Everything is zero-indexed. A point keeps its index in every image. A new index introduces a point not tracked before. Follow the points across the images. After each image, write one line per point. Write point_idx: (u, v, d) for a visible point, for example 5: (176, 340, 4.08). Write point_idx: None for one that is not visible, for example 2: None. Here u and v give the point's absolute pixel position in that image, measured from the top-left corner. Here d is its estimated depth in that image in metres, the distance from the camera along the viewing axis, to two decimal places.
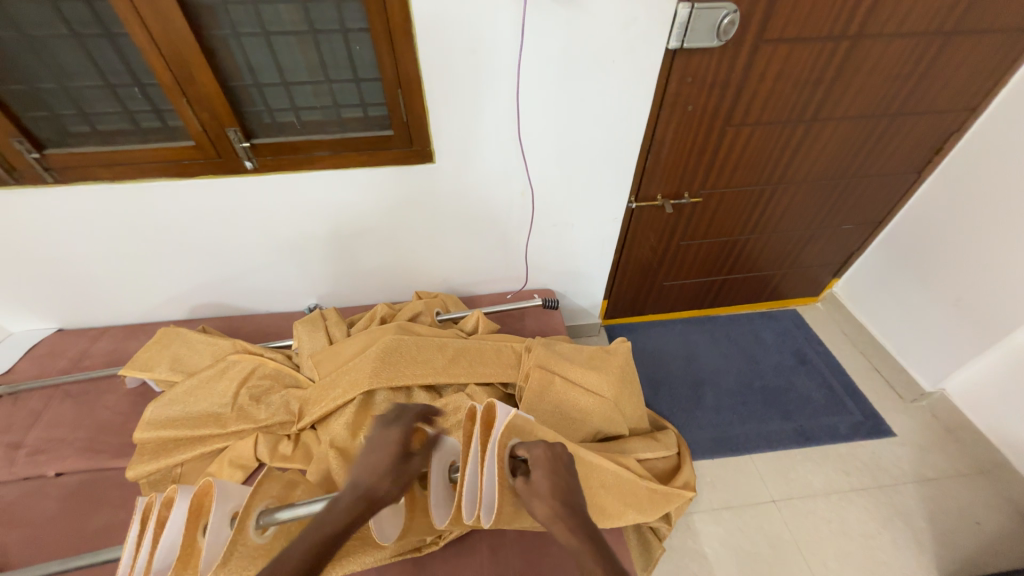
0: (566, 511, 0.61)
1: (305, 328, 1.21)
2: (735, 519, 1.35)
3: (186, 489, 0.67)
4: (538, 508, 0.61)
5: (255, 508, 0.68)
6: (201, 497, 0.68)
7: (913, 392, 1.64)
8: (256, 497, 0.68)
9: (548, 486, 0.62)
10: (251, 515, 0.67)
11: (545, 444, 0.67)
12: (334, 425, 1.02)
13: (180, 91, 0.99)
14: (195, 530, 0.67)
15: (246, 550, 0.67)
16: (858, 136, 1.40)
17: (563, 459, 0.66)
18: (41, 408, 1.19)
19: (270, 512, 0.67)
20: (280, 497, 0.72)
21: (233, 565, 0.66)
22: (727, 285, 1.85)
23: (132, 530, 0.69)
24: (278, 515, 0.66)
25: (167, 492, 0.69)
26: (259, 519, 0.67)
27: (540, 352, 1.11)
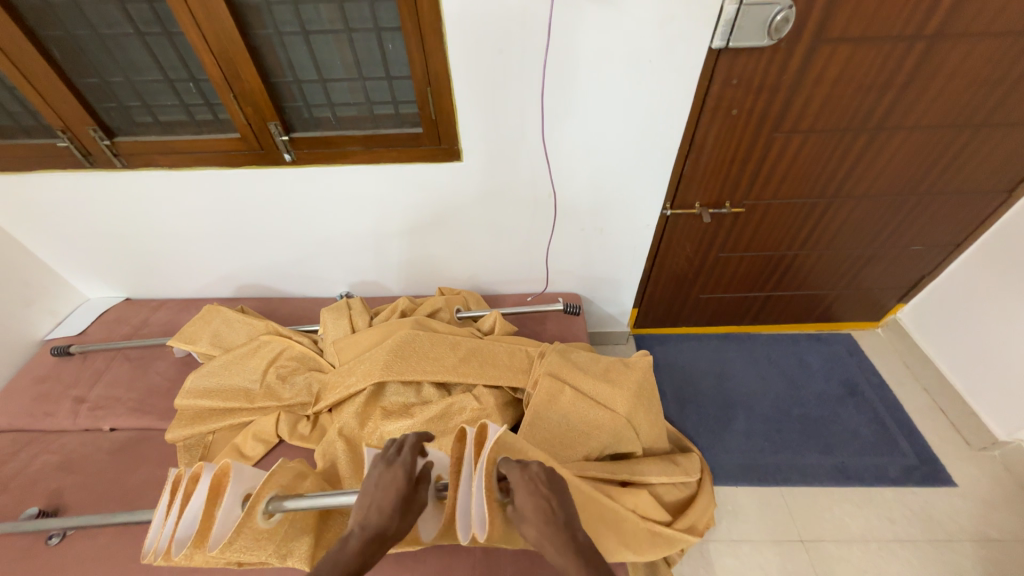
0: (552, 531, 0.59)
1: (330, 316, 1.27)
2: (755, 555, 1.26)
3: (209, 466, 0.70)
4: (528, 531, 0.61)
5: (266, 494, 0.72)
6: (221, 475, 0.71)
7: (983, 439, 1.45)
8: (267, 485, 0.72)
9: (533, 510, 0.60)
10: (260, 501, 0.71)
11: (522, 466, 0.64)
12: (346, 412, 1.06)
13: (228, 87, 1.06)
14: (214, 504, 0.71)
15: (252, 532, 0.71)
16: (935, 148, 1.24)
17: (541, 478, 0.62)
18: (104, 368, 1.34)
19: (279, 500, 0.71)
20: (288, 485, 0.77)
21: (238, 545, 0.70)
22: (771, 303, 1.72)
23: (162, 499, 0.73)
24: (286, 504, 0.70)
25: (194, 467, 0.73)
26: (268, 505, 0.71)
27: (553, 360, 1.09)
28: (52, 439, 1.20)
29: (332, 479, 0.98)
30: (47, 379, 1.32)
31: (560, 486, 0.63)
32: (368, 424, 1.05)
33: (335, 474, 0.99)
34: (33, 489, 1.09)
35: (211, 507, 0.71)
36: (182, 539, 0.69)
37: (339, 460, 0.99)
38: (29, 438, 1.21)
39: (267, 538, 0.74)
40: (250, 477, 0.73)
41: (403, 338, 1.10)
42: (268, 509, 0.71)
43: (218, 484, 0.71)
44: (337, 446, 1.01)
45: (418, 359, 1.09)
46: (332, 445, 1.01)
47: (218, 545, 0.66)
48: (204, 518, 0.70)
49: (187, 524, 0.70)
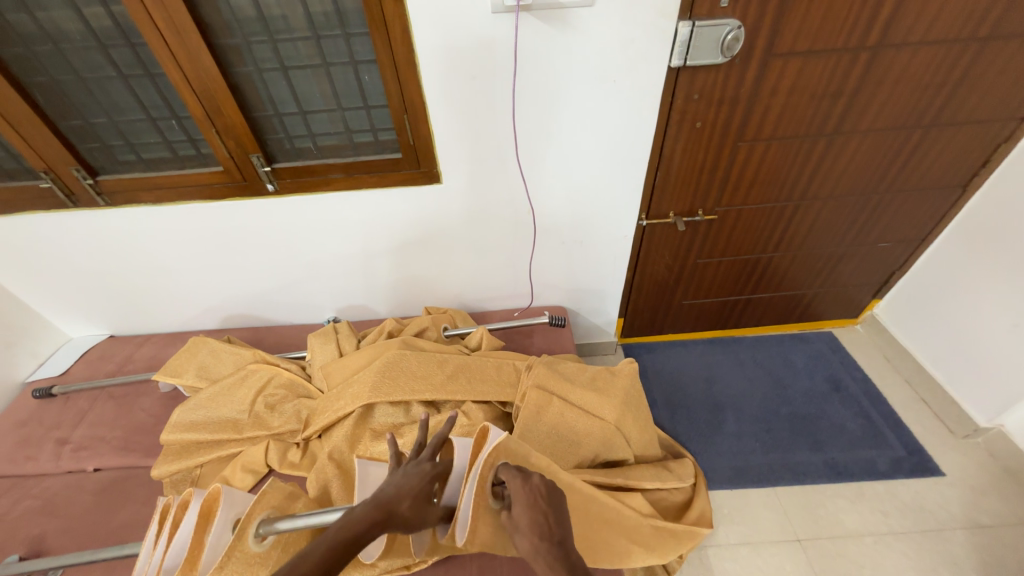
0: (545, 547, 0.56)
1: (317, 340, 1.27)
2: (754, 557, 1.26)
3: (200, 491, 0.72)
4: (521, 543, 0.58)
5: (257, 516, 0.71)
6: (210, 502, 0.72)
7: (965, 427, 1.48)
8: (257, 506, 0.71)
9: (528, 523, 0.58)
10: (252, 522, 0.69)
11: (523, 475, 0.63)
12: (335, 436, 1.06)
13: (210, 123, 1.09)
14: (202, 533, 0.71)
15: (242, 555, 0.70)
16: (890, 149, 1.31)
17: (542, 492, 0.60)
18: (87, 408, 1.32)
19: (270, 521, 0.70)
20: (280, 506, 0.75)
21: (229, 570, 0.69)
22: (753, 305, 1.76)
23: (149, 530, 0.74)
24: (277, 524, 0.68)
25: (182, 494, 0.74)
26: (259, 527, 0.70)
27: (540, 372, 1.11)
28: (34, 483, 1.17)
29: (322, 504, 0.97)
30: (28, 423, 1.29)
31: (560, 502, 0.61)
32: (357, 447, 1.05)
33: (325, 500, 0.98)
34: (13, 537, 1.06)
35: (200, 535, 0.71)
36: (170, 566, 0.70)
37: (329, 486, 0.99)
38: (10, 484, 1.18)
39: (259, 563, 0.72)
40: (241, 502, 0.74)
41: (390, 358, 1.11)
42: (260, 531, 0.69)
43: (209, 511, 0.72)
44: (327, 472, 1.00)
45: (406, 379, 1.09)
46: (321, 472, 1.00)
47: (208, 571, 0.68)
48: (194, 545, 0.70)
49: (175, 552, 0.71)
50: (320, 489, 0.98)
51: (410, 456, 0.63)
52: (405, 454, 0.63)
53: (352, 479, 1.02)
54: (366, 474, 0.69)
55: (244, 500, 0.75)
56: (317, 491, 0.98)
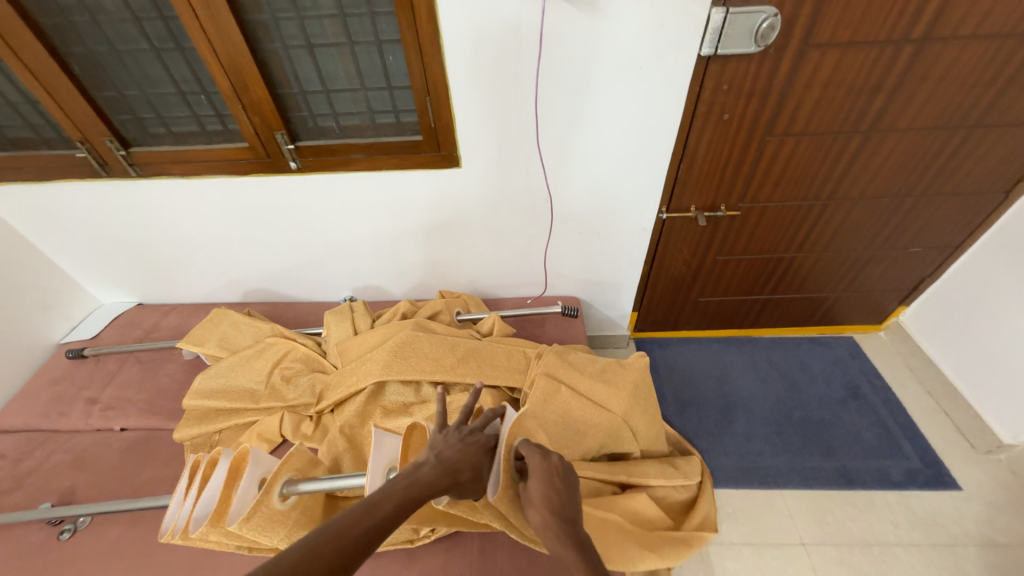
0: (554, 521, 0.58)
1: (333, 318, 1.30)
2: (755, 557, 1.26)
3: (229, 450, 0.75)
4: (532, 516, 0.61)
5: (282, 476, 0.75)
6: (240, 459, 0.76)
7: (988, 442, 1.43)
8: (283, 466, 0.75)
9: (540, 497, 0.60)
10: (277, 482, 0.73)
11: (542, 452, 0.64)
12: (346, 411, 1.09)
13: (237, 99, 1.11)
14: (232, 487, 0.74)
15: (268, 511, 0.72)
16: (930, 149, 1.25)
17: (558, 471, 0.62)
18: (116, 370, 1.38)
19: (293, 482, 0.75)
20: (303, 469, 0.79)
21: (254, 523, 0.71)
22: (772, 305, 1.72)
23: (182, 481, 0.78)
24: (300, 485, 0.74)
25: (211, 452, 0.76)
26: (283, 487, 0.74)
27: (549, 360, 1.12)
28: (66, 438, 1.24)
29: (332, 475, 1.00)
30: (61, 381, 1.37)
31: (573, 484, 0.62)
32: (367, 422, 1.08)
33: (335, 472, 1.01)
34: (47, 486, 1.13)
35: (229, 490, 0.74)
36: (199, 517, 0.74)
37: (340, 459, 1.01)
38: (45, 438, 1.25)
39: (280, 522, 0.74)
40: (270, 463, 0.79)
41: (403, 339, 1.13)
42: (285, 490, 0.74)
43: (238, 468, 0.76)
44: (339, 445, 1.03)
45: (417, 359, 1.11)
46: (331, 444, 1.03)
47: (235, 521, 0.70)
48: (222, 499, 0.73)
49: (204, 503, 0.74)
50: (331, 461, 1.01)
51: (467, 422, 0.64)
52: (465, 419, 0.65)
53: (361, 453, 1.05)
54: (381, 442, 0.72)
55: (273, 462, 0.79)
56: (329, 462, 1.01)
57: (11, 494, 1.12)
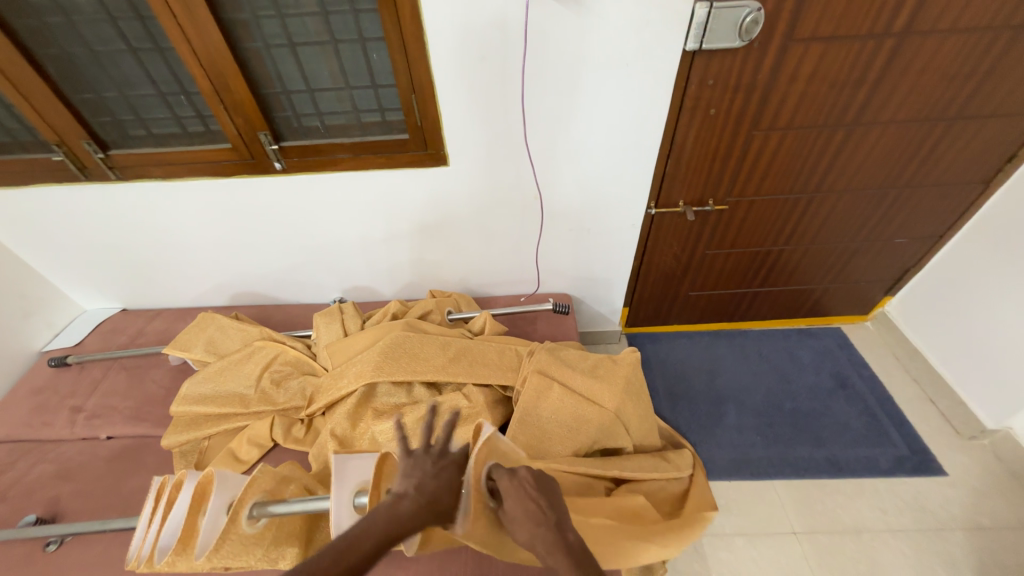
0: (542, 533, 0.56)
1: (323, 320, 1.29)
2: (749, 547, 1.27)
3: (192, 475, 0.73)
4: (518, 534, 0.58)
5: (248, 500, 0.72)
6: (205, 483, 0.73)
7: (972, 428, 1.46)
8: (250, 490, 0.72)
9: (521, 515, 0.58)
10: (245, 506, 0.71)
11: (509, 471, 0.61)
12: (336, 414, 1.07)
13: (218, 99, 1.09)
14: (197, 513, 0.73)
15: (238, 538, 0.70)
16: (911, 141, 1.27)
17: (529, 483, 0.60)
18: (101, 378, 1.35)
19: (263, 504, 0.72)
20: (272, 489, 0.77)
21: (226, 551, 0.69)
22: (761, 298, 1.74)
23: (146, 506, 0.76)
24: (271, 509, 0.71)
25: (177, 475, 0.76)
26: (252, 510, 0.72)
27: (542, 358, 1.11)
28: (50, 449, 1.21)
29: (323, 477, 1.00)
30: (44, 390, 1.34)
31: (550, 489, 0.61)
32: (359, 425, 1.06)
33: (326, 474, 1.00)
34: (31, 498, 1.10)
35: (194, 516, 0.73)
36: (164, 546, 0.71)
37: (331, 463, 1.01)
38: (27, 448, 1.22)
39: (256, 541, 0.74)
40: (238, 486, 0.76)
41: (393, 339, 1.12)
42: (254, 513, 0.71)
43: (201, 495, 0.73)
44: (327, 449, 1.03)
45: (409, 359, 1.09)
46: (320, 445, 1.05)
47: (204, 553, 0.68)
48: (188, 526, 0.71)
49: (169, 532, 0.72)
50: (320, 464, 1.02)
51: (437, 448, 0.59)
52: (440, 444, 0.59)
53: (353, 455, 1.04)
54: (344, 467, 0.67)
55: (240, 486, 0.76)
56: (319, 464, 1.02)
57: None
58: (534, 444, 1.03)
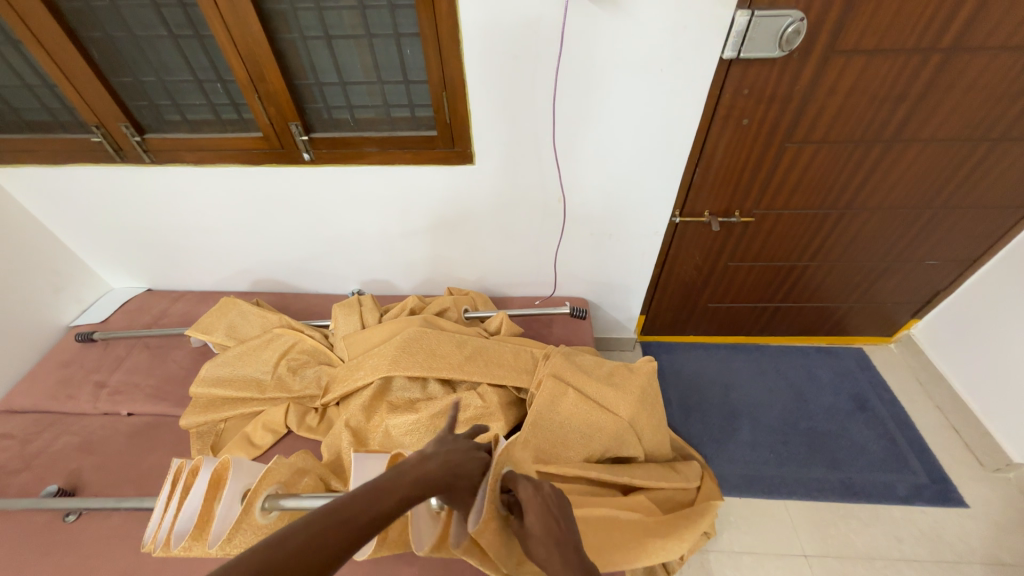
0: (560, 552, 0.55)
1: (342, 311, 1.30)
2: (757, 567, 1.25)
3: (209, 461, 0.76)
4: (534, 548, 0.57)
5: (263, 490, 0.72)
6: (221, 470, 0.76)
7: (997, 460, 1.41)
8: (264, 481, 0.72)
9: (541, 530, 0.57)
10: (258, 497, 0.71)
11: (534, 485, 0.62)
12: (351, 405, 1.07)
13: (253, 88, 1.11)
14: (212, 500, 0.76)
15: (251, 528, 0.71)
16: (951, 161, 1.23)
17: (553, 500, 0.60)
18: (125, 355, 1.39)
19: (276, 497, 0.71)
20: (285, 482, 0.77)
21: (238, 541, 0.70)
22: (782, 314, 1.71)
23: (164, 490, 0.78)
24: (284, 502, 0.70)
25: (194, 460, 0.79)
26: (265, 502, 0.71)
27: (557, 362, 1.11)
28: (73, 421, 1.25)
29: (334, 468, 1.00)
30: (70, 364, 1.38)
31: (569, 512, 0.61)
32: (373, 418, 1.06)
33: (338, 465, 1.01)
34: (54, 468, 1.14)
35: (210, 502, 0.75)
36: (181, 531, 0.73)
37: (343, 455, 1.01)
38: (52, 419, 1.25)
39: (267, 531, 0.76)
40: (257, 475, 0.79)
41: (411, 334, 1.12)
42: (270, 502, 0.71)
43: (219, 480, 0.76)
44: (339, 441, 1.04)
45: (425, 356, 1.09)
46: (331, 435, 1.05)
47: (217, 543, 0.69)
48: (203, 511, 0.74)
49: (185, 517, 0.74)
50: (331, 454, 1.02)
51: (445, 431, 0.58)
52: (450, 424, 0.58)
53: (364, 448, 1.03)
54: (364, 464, 0.73)
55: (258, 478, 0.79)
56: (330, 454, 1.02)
57: (19, 474, 1.13)
58: (546, 450, 1.01)
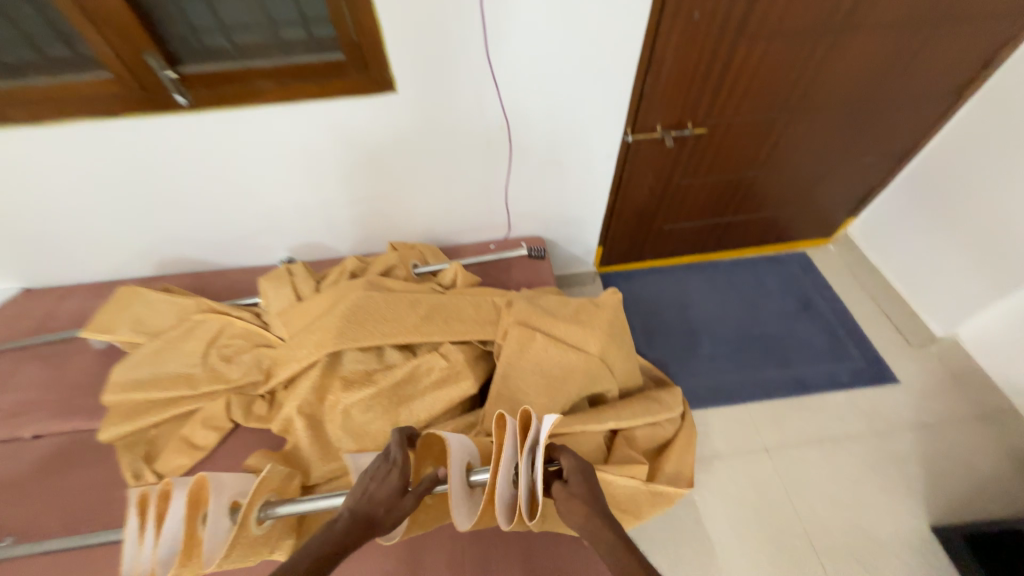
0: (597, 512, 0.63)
1: (270, 284, 1.14)
2: (726, 467, 1.34)
3: (183, 482, 0.67)
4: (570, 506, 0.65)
5: (257, 501, 0.71)
6: (200, 489, 0.68)
7: (922, 337, 1.56)
8: (258, 491, 0.72)
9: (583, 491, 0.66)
10: (252, 510, 0.70)
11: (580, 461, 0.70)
12: (297, 391, 0.94)
13: (77, 6, 0.82)
14: (194, 521, 0.67)
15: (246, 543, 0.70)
16: (894, 48, 1.19)
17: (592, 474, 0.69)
18: (10, 372, 1.16)
19: (270, 506, 0.71)
20: (280, 490, 0.78)
21: (234, 556, 0.70)
22: (733, 227, 1.72)
23: (129, 522, 0.65)
24: (278, 510, 0.70)
25: (160, 485, 0.67)
26: (260, 513, 0.71)
27: (522, 308, 1.03)
28: None
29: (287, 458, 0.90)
30: None
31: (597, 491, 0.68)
32: (325, 398, 0.95)
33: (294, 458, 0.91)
34: None
35: (192, 525, 0.67)
36: (165, 558, 0.65)
37: (299, 444, 0.91)
38: None
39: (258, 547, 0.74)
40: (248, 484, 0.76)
41: (355, 301, 0.98)
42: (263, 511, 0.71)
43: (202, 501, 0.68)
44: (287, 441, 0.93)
45: (376, 322, 0.97)
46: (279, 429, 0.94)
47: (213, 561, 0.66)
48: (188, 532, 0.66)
49: (167, 543, 0.65)
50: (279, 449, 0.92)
51: (388, 453, 0.66)
52: (400, 442, 0.67)
53: (321, 432, 0.92)
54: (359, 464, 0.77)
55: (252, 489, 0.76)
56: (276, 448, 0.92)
57: None
58: (521, 399, 0.98)
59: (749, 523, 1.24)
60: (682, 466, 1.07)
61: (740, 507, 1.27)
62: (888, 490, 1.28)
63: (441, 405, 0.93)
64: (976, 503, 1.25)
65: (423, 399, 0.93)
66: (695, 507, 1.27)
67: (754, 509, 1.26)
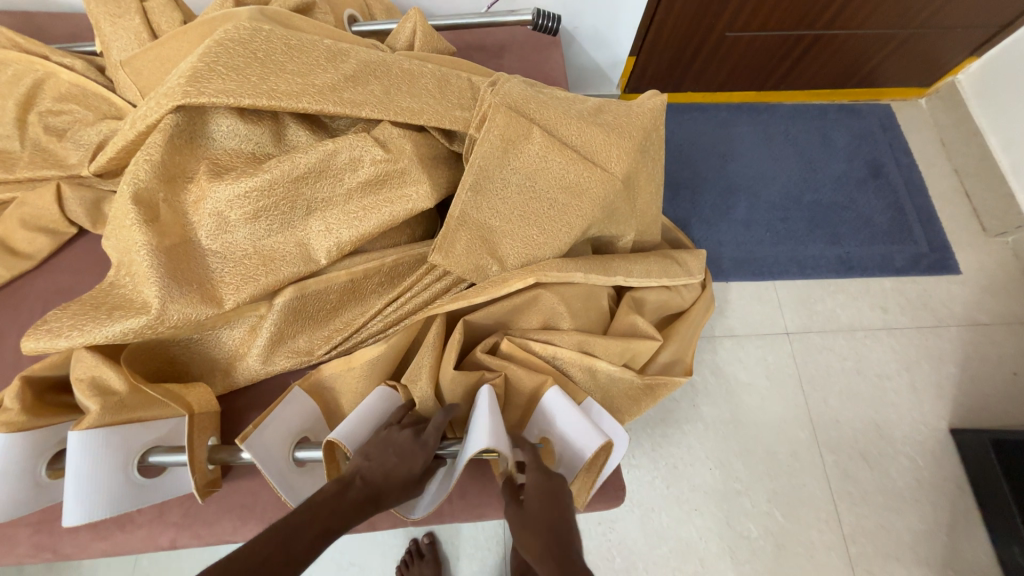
0: None
1: (103, 13, 0.71)
2: (736, 349, 1.13)
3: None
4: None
5: (198, 450, 0.58)
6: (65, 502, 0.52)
7: (1004, 223, 1.23)
8: (191, 442, 0.57)
9: None
10: (199, 460, 0.58)
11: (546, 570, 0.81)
12: (136, 164, 0.54)
13: None
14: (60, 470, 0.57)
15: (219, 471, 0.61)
16: None
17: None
18: None
19: (221, 453, 0.59)
20: (212, 420, 0.62)
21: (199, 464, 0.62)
22: (818, 51, 1.24)
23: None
24: (237, 458, 0.59)
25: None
26: (211, 455, 0.59)
27: (512, 86, 0.64)
28: None
29: (107, 296, 0.55)
30: None
31: None
32: (181, 189, 0.57)
33: (119, 293, 0.55)
34: None
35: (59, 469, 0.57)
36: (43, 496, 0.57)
37: (131, 261, 0.54)
38: None
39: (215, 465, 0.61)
40: (135, 432, 0.57)
41: (230, 33, 0.56)
42: (216, 459, 0.59)
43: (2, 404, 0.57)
44: (90, 351, 0.57)
45: (262, 70, 0.56)
46: (58, 325, 0.52)
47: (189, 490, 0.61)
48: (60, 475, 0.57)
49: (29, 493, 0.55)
50: (91, 383, 0.56)
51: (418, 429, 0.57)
52: (433, 425, 0.56)
53: (175, 244, 0.55)
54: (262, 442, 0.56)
55: (162, 419, 0.59)
56: (87, 381, 0.56)
57: None
58: (495, 230, 0.65)
59: (751, 408, 1.07)
60: (697, 339, 0.82)
61: (741, 392, 1.09)
62: (912, 389, 1.11)
63: (371, 221, 0.60)
64: (1004, 410, 1.09)
65: (341, 209, 0.60)
66: (690, 389, 1.08)
67: (758, 395, 1.08)
